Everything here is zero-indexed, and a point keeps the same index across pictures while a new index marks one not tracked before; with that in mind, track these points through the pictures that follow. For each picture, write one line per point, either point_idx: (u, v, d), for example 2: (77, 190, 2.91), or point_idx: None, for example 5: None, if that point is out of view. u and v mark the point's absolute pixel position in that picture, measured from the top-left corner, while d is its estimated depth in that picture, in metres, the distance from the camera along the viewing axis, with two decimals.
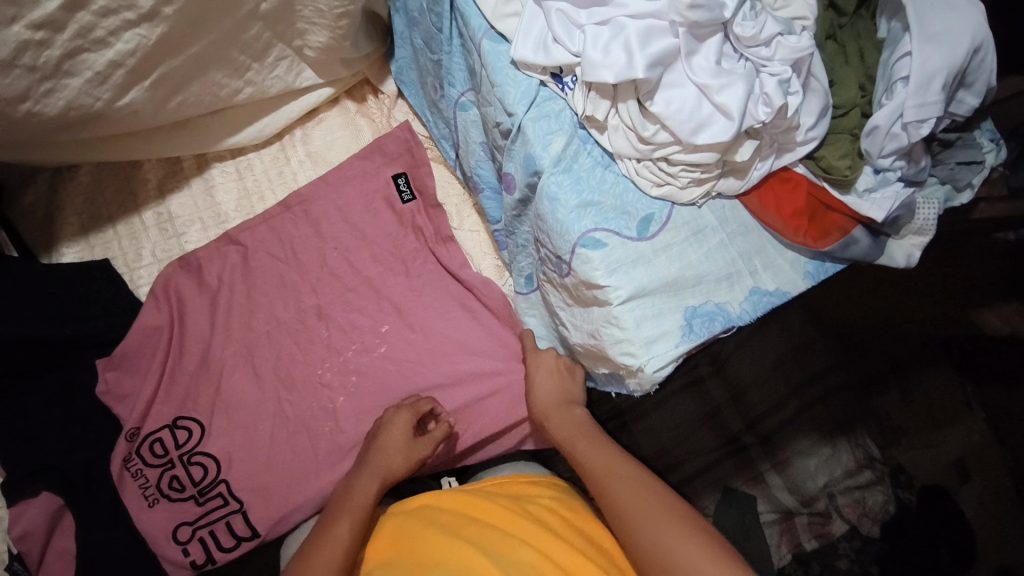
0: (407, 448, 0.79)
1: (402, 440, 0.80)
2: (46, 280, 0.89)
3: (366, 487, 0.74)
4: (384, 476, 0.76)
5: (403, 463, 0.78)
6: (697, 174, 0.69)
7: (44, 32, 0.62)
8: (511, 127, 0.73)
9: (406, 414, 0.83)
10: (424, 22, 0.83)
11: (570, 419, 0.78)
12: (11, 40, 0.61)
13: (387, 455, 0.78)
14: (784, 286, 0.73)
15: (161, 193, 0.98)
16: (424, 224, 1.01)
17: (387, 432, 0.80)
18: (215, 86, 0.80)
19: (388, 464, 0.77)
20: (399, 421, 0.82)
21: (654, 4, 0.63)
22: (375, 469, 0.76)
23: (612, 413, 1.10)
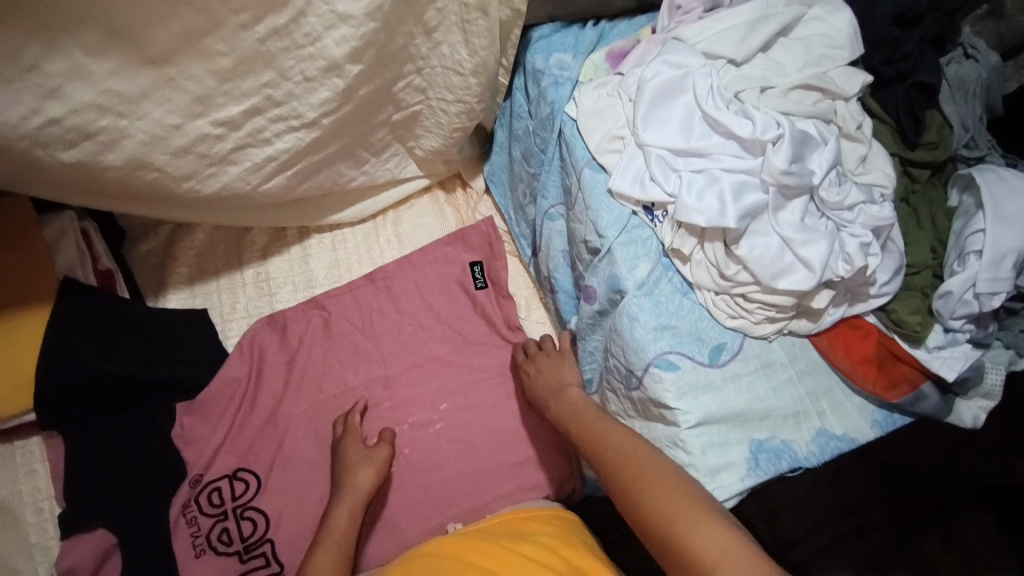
0: (364, 455, 0.90)
1: (359, 450, 0.91)
2: (147, 323, 0.96)
3: (343, 510, 0.82)
4: (359, 495, 0.84)
5: (369, 473, 0.87)
6: (772, 312, 0.74)
7: (222, 129, 0.66)
8: (599, 247, 0.79)
9: (357, 439, 0.93)
10: (528, 140, 0.92)
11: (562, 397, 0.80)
12: (192, 133, 0.64)
13: (355, 478, 0.86)
14: (851, 432, 0.74)
15: (263, 255, 1.07)
16: (495, 313, 1.09)
17: (347, 447, 0.91)
18: (337, 175, 0.91)
19: (360, 482, 0.86)
20: (355, 444, 0.92)
21: (749, 162, 0.70)
22: (349, 486, 0.85)
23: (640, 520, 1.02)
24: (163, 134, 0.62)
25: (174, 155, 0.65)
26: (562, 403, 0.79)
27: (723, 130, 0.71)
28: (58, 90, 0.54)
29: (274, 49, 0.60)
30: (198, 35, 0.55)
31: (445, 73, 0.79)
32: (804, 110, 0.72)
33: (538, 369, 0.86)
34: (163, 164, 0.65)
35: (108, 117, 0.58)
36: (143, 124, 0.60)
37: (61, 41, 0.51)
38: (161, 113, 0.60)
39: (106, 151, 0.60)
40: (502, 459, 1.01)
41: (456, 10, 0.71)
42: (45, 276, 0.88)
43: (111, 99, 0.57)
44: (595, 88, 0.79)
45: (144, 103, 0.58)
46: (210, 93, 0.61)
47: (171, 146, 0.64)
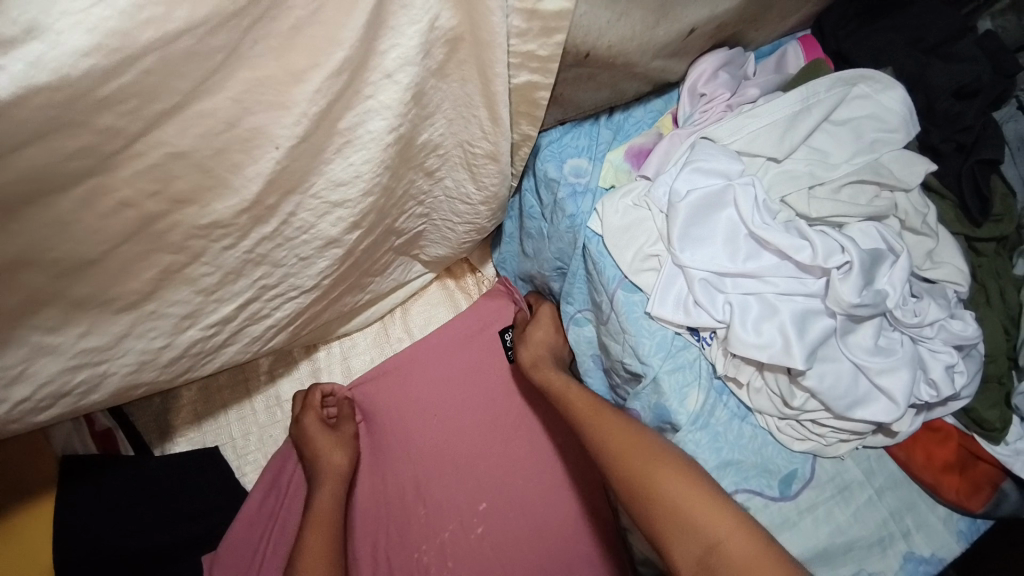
0: (330, 442, 0.92)
1: (324, 434, 0.93)
2: (159, 479, 0.89)
3: (330, 499, 0.87)
4: (338, 482, 0.89)
5: (342, 459, 0.91)
6: (846, 435, 0.67)
7: (215, 326, 0.57)
8: (642, 372, 0.71)
9: (312, 415, 0.94)
10: (544, 241, 0.83)
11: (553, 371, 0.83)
12: (183, 343, 0.55)
13: (330, 463, 0.90)
14: (939, 551, 0.68)
15: (271, 377, 1.01)
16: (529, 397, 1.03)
17: (305, 432, 0.93)
18: (343, 304, 0.84)
19: (333, 464, 0.90)
20: (314, 428, 0.93)
21: (810, 284, 0.62)
22: (331, 475, 0.90)
23: None
24: (152, 357, 0.54)
25: (164, 368, 0.57)
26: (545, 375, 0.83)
27: (775, 249, 0.63)
28: (21, 372, 0.46)
29: (265, 251, 0.53)
30: (179, 270, 0.49)
31: (450, 201, 0.72)
32: (860, 212, 0.65)
33: (532, 333, 0.90)
34: (157, 375, 0.57)
35: (84, 371, 0.49)
36: (128, 359, 0.52)
37: (17, 332, 0.43)
38: (145, 340, 0.52)
39: (88, 396, 0.52)
40: (545, 543, 0.98)
41: (461, 155, 0.63)
42: (46, 466, 0.81)
43: (87, 355, 0.48)
44: (621, 198, 0.71)
45: (125, 342, 0.50)
46: (198, 307, 0.53)
47: (161, 361, 0.55)
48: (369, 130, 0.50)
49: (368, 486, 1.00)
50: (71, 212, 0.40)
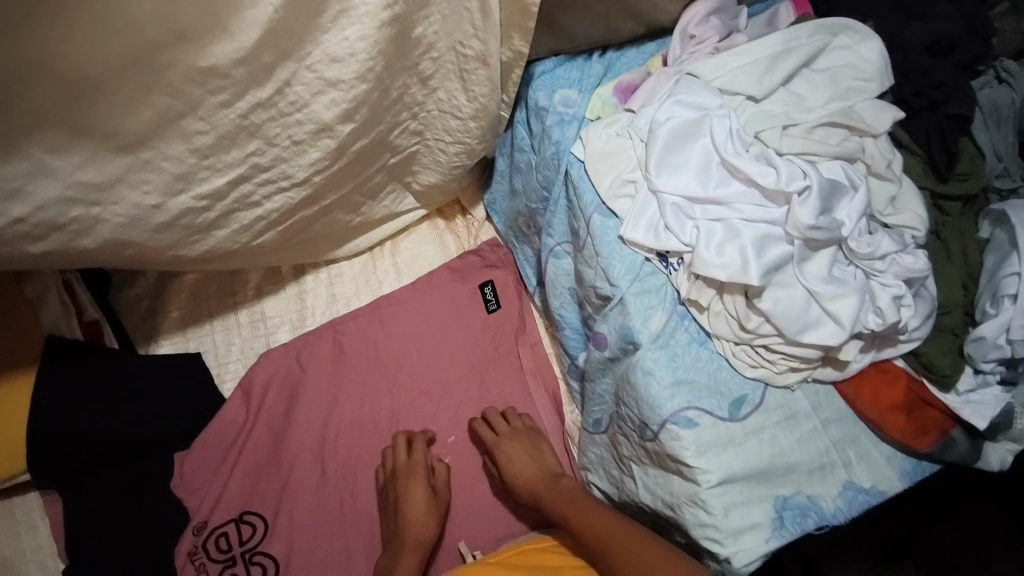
0: (430, 511, 0.93)
1: (423, 502, 0.93)
2: (140, 375, 0.93)
3: (410, 566, 0.87)
4: (420, 554, 0.89)
5: (430, 525, 0.92)
6: (796, 363, 0.71)
7: (206, 201, 0.61)
8: (610, 295, 0.75)
9: (412, 473, 0.95)
10: (531, 175, 0.87)
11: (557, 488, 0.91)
12: (174, 209, 0.59)
13: (416, 528, 0.91)
14: (879, 483, 0.72)
15: (258, 294, 1.04)
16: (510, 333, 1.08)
17: (407, 491, 0.93)
18: (335, 221, 0.85)
19: (423, 529, 0.91)
20: (410, 479, 0.94)
21: (772, 211, 0.66)
22: (418, 542, 0.90)
23: None
24: (142, 214, 0.57)
25: (156, 232, 0.60)
26: (557, 490, 0.90)
27: (743, 177, 0.67)
28: (21, 190, 0.50)
29: (259, 120, 0.57)
30: (174, 119, 0.52)
31: (442, 116, 0.75)
32: (829, 151, 0.68)
33: (512, 449, 0.95)
34: (147, 239, 0.60)
35: (78, 209, 0.53)
36: (120, 209, 0.55)
37: (20, 144, 0.47)
38: (137, 193, 0.56)
39: (80, 239, 0.56)
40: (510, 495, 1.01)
41: (453, 59, 0.67)
42: (31, 340, 0.87)
43: (80, 190, 0.52)
44: (604, 127, 0.74)
45: (119, 188, 0.54)
46: (191, 169, 0.57)
47: (152, 223, 0.59)
48: (364, 3, 0.53)
49: (345, 411, 1.02)
50: (79, 28, 0.44)
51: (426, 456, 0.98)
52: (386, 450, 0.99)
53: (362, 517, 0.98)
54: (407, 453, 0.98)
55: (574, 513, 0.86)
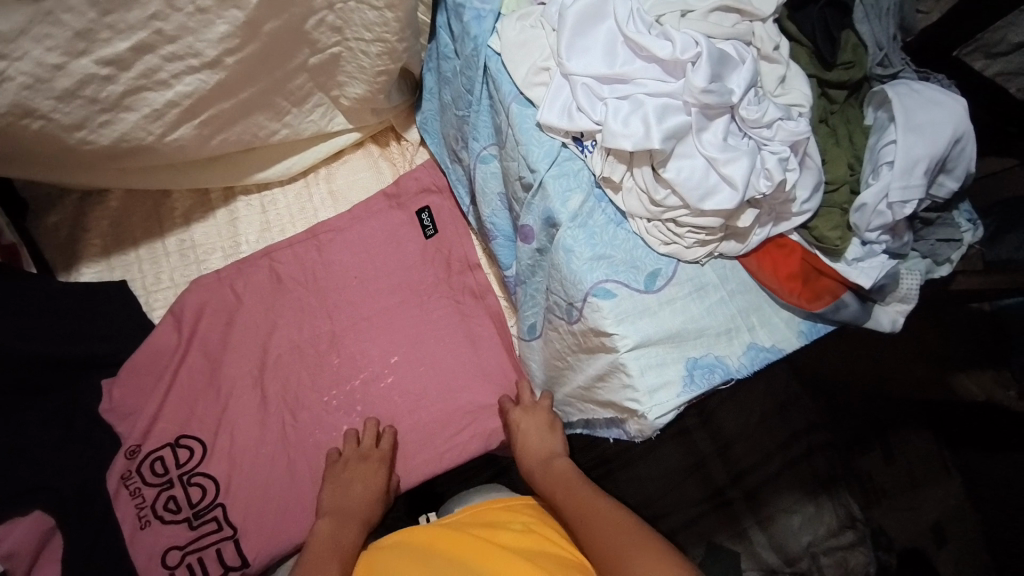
0: (379, 493, 0.86)
1: (377, 484, 0.86)
2: (61, 297, 0.88)
3: (352, 535, 0.77)
4: (362, 525, 0.80)
5: (375, 508, 0.84)
6: (702, 236, 0.75)
7: (110, 68, 0.67)
8: (532, 182, 0.78)
9: (368, 462, 0.88)
10: (456, 82, 0.89)
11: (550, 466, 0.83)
12: (77, 73, 0.65)
13: (353, 501, 0.84)
14: (776, 342, 0.78)
15: (186, 221, 1.01)
16: (453, 254, 1.07)
17: (365, 475, 0.86)
18: (256, 127, 0.86)
19: (363, 516, 0.82)
20: (366, 469, 0.87)
21: (671, 86, 0.70)
22: (359, 514, 0.81)
23: (599, 460, 1.16)
24: (46, 75, 0.63)
25: (59, 100, 0.66)
26: (551, 470, 0.82)
27: (645, 54, 0.71)
28: None
29: None
30: None
31: (359, 8, 0.77)
32: (724, 32, 0.74)
33: (530, 428, 0.89)
34: (50, 109, 0.66)
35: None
36: (24, 65, 0.61)
37: None
38: (40, 51, 0.61)
39: None
40: (457, 417, 0.97)
41: None
42: None
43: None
44: (518, 20, 0.78)
45: (23, 42, 0.59)
46: (91, 27, 0.62)
47: (56, 89, 0.65)
48: None
49: (284, 333, 0.98)
50: None
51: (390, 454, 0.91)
52: (347, 434, 0.92)
53: (306, 435, 0.93)
54: (373, 444, 0.91)
55: (559, 493, 0.78)
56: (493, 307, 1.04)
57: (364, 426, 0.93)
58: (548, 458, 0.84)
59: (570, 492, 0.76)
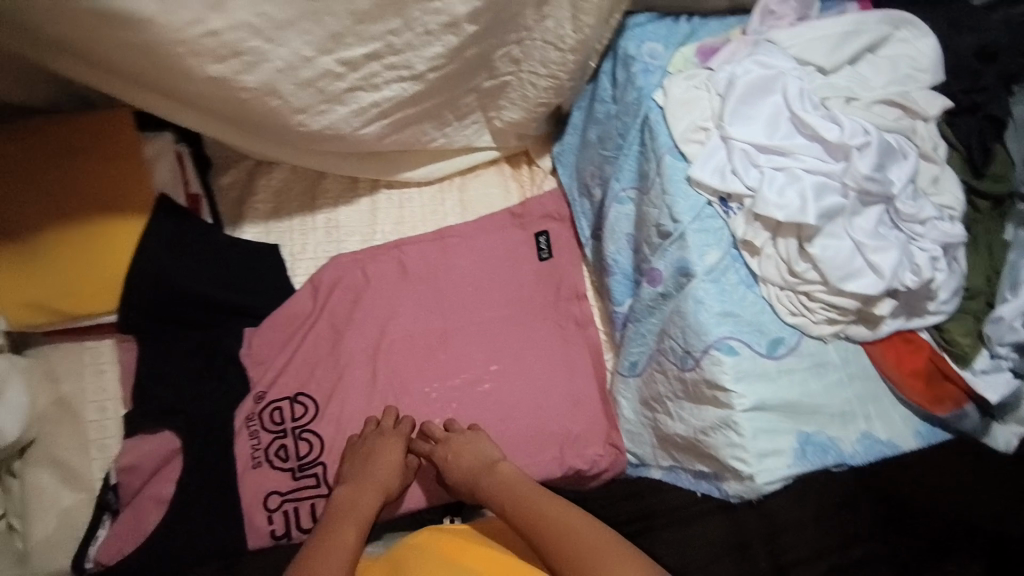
0: (400, 468, 0.89)
1: (396, 460, 0.89)
2: (226, 250, 0.98)
3: (371, 505, 0.82)
4: (379, 494, 0.84)
5: (397, 482, 0.88)
6: (833, 315, 0.76)
7: (344, 68, 0.73)
8: (672, 231, 0.81)
9: (387, 439, 0.91)
10: (608, 124, 0.95)
11: (495, 480, 0.83)
12: (319, 67, 0.72)
13: (376, 476, 0.86)
14: (889, 435, 0.77)
15: (335, 202, 1.11)
16: (563, 281, 1.12)
17: (380, 454, 0.89)
18: (422, 134, 0.93)
19: (386, 486, 0.86)
20: (385, 446, 0.90)
21: (831, 166, 0.72)
22: (377, 485, 0.85)
23: (628, 518, 1.01)
24: (297, 63, 0.71)
25: (298, 86, 0.73)
26: (495, 480, 0.83)
27: (809, 133, 0.74)
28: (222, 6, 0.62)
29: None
30: None
31: (544, 47, 0.84)
32: (887, 124, 0.75)
33: (460, 449, 0.89)
34: (288, 92, 0.74)
35: (257, 40, 0.67)
36: (283, 52, 0.69)
37: None
38: (300, 43, 0.69)
39: (247, 72, 0.70)
40: (542, 435, 1.01)
41: None
42: (144, 197, 0.89)
43: (263, 23, 0.65)
44: (684, 79, 0.81)
45: (289, 32, 0.67)
46: (343, 32, 0.70)
47: (299, 77, 0.72)
48: None
49: (400, 322, 1.05)
50: None
51: (409, 433, 0.94)
52: (369, 419, 0.95)
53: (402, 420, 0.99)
54: (393, 425, 0.94)
55: (508, 507, 0.79)
56: (593, 338, 1.08)
57: (384, 412, 0.96)
58: (490, 463, 0.85)
59: (517, 500, 0.78)
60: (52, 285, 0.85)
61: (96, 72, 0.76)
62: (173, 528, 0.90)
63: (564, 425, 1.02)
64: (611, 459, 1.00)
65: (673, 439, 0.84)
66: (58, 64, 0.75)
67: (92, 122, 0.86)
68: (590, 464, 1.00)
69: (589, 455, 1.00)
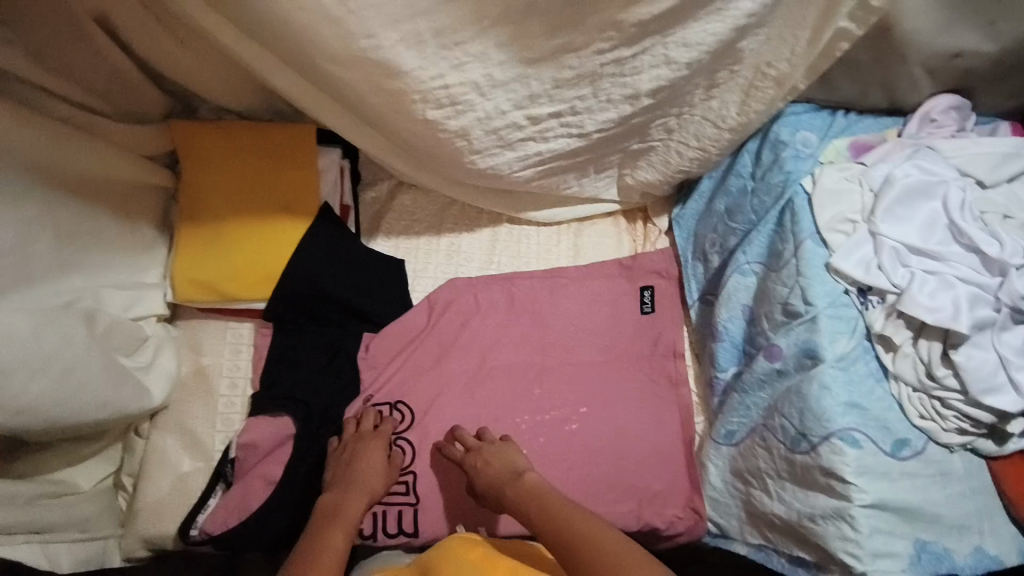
0: (383, 471, 0.93)
1: (378, 463, 0.93)
2: (362, 258, 1.06)
3: (356, 508, 0.87)
4: (368, 497, 0.89)
5: (382, 482, 0.92)
6: (964, 424, 0.76)
7: (528, 122, 0.77)
8: (801, 313, 0.83)
9: (370, 443, 0.95)
10: (739, 198, 0.97)
11: (520, 487, 0.86)
12: (510, 119, 0.76)
13: (366, 480, 0.91)
14: (1003, 555, 0.76)
15: (460, 228, 1.18)
16: (661, 338, 1.13)
17: (362, 456, 0.93)
18: (562, 182, 1.00)
19: (370, 486, 0.91)
20: (366, 449, 0.94)
21: (985, 279, 0.75)
22: (363, 489, 0.90)
23: None
24: (493, 115, 0.74)
25: (486, 133, 0.77)
26: (524, 488, 0.86)
27: (966, 242, 0.77)
28: (461, 65, 0.68)
29: (605, 73, 0.72)
30: (567, 51, 0.68)
31: (701, 123, 0.87)
32: None
33: (488, 459, 0.92)
34: (476, 137, 0.78)
35: (473, 95, 0.72)
36: (486, 106, 0.73)
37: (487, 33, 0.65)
38: (502, 99, 0.73)
39: (451, 118, 0.74)
40: (623, 485, 1.02)
41: (748, 77, 0.78)
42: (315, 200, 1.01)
43: (485, 82, 0.70)
44: (837, 170, 0.85)
45: (498, 91, 0.71)
46: (538, 95, 0.73)
47: (490, 126, 0.76)
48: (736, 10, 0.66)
49: (504, 354, 1.10)
50: None
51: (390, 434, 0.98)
52: (347, 422, 0.98)
53: None
54: (372, 426, 0.98)
55: (540, 513, 0.82)
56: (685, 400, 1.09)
57: (363, 414, 1.00)
58: (519, 472, 0.89)
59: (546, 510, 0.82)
60: (224, 269, 0.95)
61: (309, 92, 0.86)
62: (270, 514, 0.95)
63: (646, 480, 1.03)
64: (689, 523, 1.01)
65: (772, 517, 0.86)
66: (276, 80, 0.83)
67: (290, 131, 1.00)
68: (666, 525, 1.00)
69: (667, 515, 1.01)
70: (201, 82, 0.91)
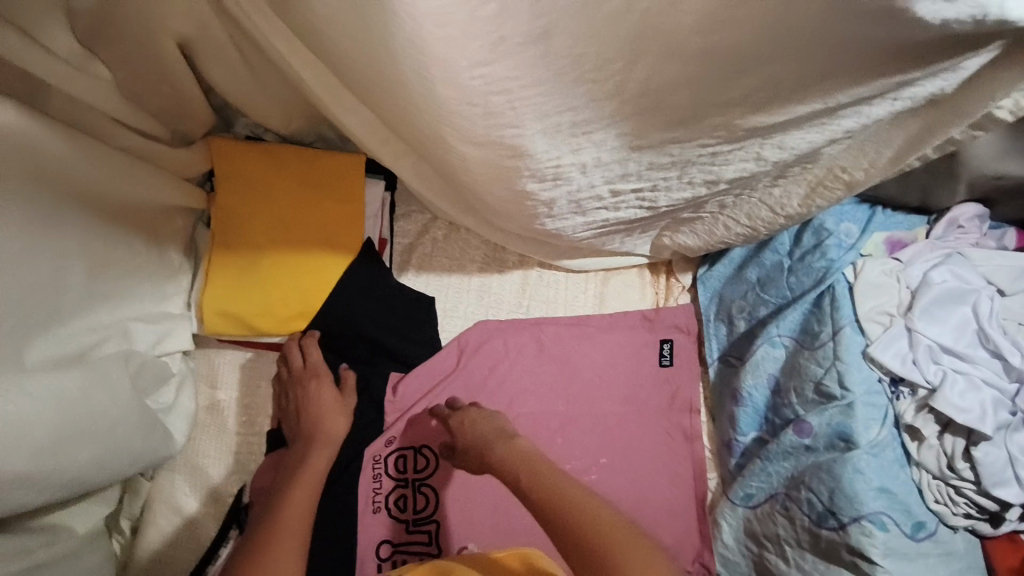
0: (335, 405, 0.94)
1: (327, 399, 0.94)
2: (390, 293, 1.01)
3: (321, 460, 0.89)
4: (330, 447, 0.91)
5: (337, 418, 0.94)
6: (972, 510, 0.83)
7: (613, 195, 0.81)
8: (838, 395, 0.89)
9: (310, 378, 0.94)
10: (774, 272, 1.00)
11: (508, 449, 0.75)
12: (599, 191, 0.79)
13: (324, 428, 0.92)
14: None
15: (493, 270, 1.14)
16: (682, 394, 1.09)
17: (311, 396, 0.93)
18: (608, 241, 1.00)
19: (331, 432, 0.93)
20: (311, 386, 0.94)
21: (1006, 384, 0.83)
22: (325, 441, 0.91)
23: None
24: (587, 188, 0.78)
25: (570, 203, 0.81)
26: (511, 449, 0.75)
27: (992, 348, 0.85)
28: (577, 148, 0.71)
29: (694, 161, 0.74)
30: (671, 143, 0.70)
31: (757, 205, 0.90)
32: None
33: (471, 423, 0.83)
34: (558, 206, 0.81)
35: (571, 170, 0.74)
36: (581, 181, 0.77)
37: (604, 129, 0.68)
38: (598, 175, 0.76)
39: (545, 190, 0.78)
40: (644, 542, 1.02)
41: (819, 174, 0.80)
42: (355, 237, 0.99)
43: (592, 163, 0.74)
44: (879, 265, 0.92)
45: (597, 169, 0.74)
46: (627, 174, 0.76)
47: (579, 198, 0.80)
48: (835, 126, 0.68)
49: (528, 403, 1.07)
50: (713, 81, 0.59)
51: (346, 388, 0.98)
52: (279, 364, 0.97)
53: None
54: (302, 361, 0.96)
55: (528, 476, 0.71)
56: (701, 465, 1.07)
57: (289, 347, 0.97)
58: (509, 435, 0.78)
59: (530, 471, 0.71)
60: (257, 302, 0.93)
61: (375, 132, 0.87)
62: None
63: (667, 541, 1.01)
64: None
65: None
66: (345, 120, 0.85)
67: (339, 161, 0.99)
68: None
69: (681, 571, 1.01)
70: (254, 104, 0.90)
